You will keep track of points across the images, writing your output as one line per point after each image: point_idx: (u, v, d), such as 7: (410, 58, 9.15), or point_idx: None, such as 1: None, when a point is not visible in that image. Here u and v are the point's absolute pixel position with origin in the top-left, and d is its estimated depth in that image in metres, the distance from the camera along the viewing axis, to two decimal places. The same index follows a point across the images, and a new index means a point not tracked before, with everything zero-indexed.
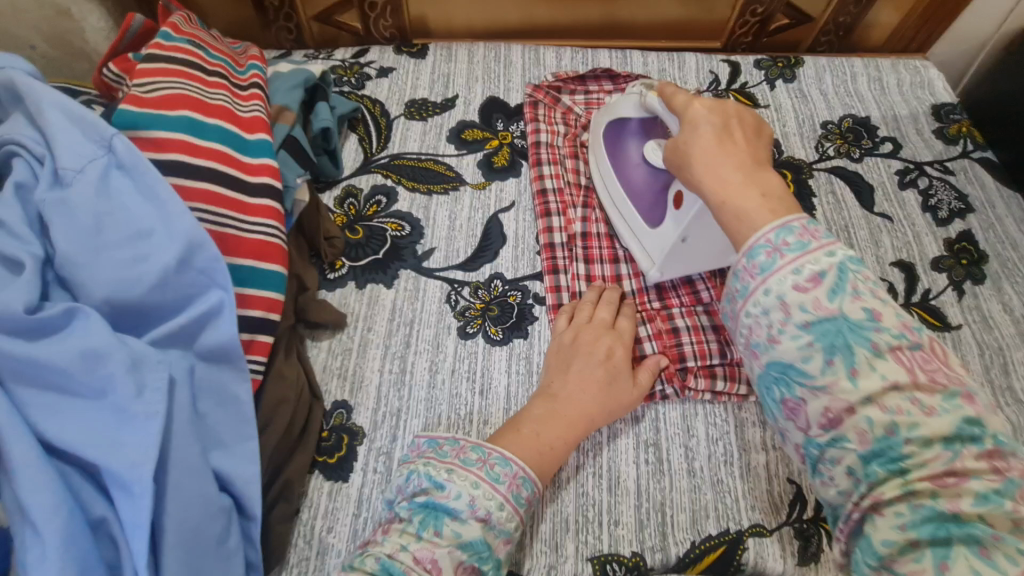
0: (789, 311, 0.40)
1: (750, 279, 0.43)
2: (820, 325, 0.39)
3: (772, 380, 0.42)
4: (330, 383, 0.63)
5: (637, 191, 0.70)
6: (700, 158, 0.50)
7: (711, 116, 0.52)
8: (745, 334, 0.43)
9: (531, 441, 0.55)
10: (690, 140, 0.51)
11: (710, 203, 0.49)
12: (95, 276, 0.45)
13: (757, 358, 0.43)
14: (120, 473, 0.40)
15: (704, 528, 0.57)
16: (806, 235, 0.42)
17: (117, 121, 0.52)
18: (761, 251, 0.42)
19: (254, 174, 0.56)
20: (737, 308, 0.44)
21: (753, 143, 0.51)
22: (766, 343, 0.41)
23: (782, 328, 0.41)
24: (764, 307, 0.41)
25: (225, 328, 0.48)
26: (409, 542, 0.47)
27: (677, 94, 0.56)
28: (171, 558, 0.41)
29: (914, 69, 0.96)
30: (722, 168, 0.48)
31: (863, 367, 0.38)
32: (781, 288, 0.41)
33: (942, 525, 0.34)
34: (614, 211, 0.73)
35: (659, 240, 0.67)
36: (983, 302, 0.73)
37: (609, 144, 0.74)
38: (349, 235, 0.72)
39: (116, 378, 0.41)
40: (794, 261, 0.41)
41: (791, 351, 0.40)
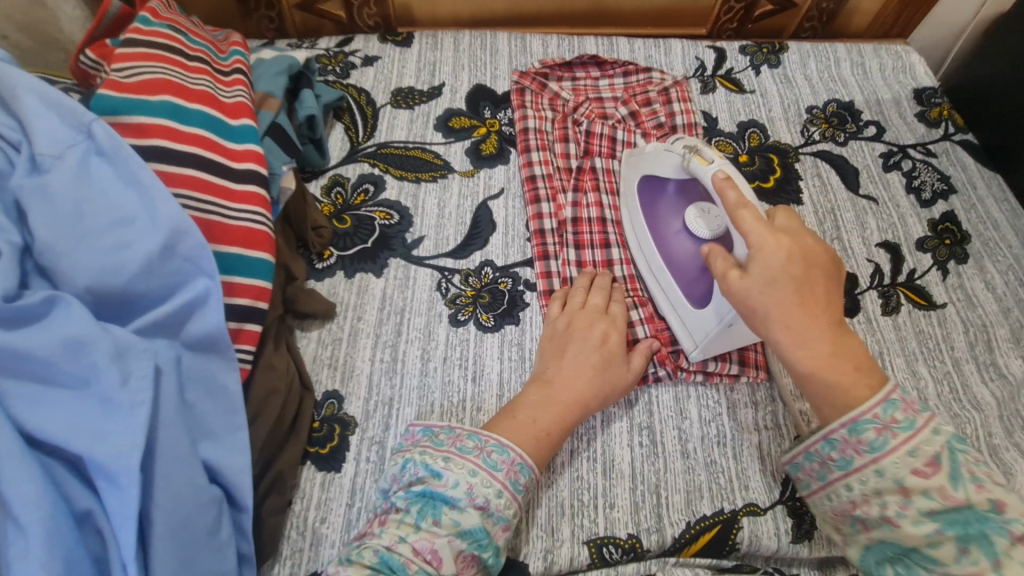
0: (909, 496, 0.44)
1: (856, 455, 0.47)
2: (945, 515, 0.43)
3: (885, 557, 0.46)
4: (320, 373, 0.62)
5: (678, 263, 0.64)
6: (779, 317, 0.50)
7: (791, 263, 0.50)
8: (846, 506, 0.48)
9: (526, 427, 0.55)
10: (766, 290, 0.50)
11: (797, 368, 0.50)
12: (76, 264, 0.43)
13: (867, 531, 0.47)
14: (106, 464, 0.39)
15: (699, 509, 0.57)
16: (908, 408, 0.47)
17: (95, 107, 0.50)
18: (870, 429, 0.46)
19: (240, 160, 0.55)
20: (836, 478, 0.48)
21: (829, 292, 0.51)
22: (880, 521, 0.45)
23: (901, 511, 0.44)
24: (876, 488, 0.46)
25: (212, 316, 0.48)
26: (408, 533, 0.47)
27: (743, 210, 0.53)
28: (161, 550, 0.40)
29: (896, 54, 0.96)
30: (806, 336, 0.49)
31: (1002, 555, 0.41)
32: (896, 471, 0.45)
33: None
34: (652, 282, 0.68)
35: (702, 320, 0.61)
36: (967, 281, 0.74)
37: (644, 204, 0.69)
38: (336, 225, 0.71)
39: (100, 367, 0.40)
40: (905, 441, 0.45)
41: (915, 536, 0.44)
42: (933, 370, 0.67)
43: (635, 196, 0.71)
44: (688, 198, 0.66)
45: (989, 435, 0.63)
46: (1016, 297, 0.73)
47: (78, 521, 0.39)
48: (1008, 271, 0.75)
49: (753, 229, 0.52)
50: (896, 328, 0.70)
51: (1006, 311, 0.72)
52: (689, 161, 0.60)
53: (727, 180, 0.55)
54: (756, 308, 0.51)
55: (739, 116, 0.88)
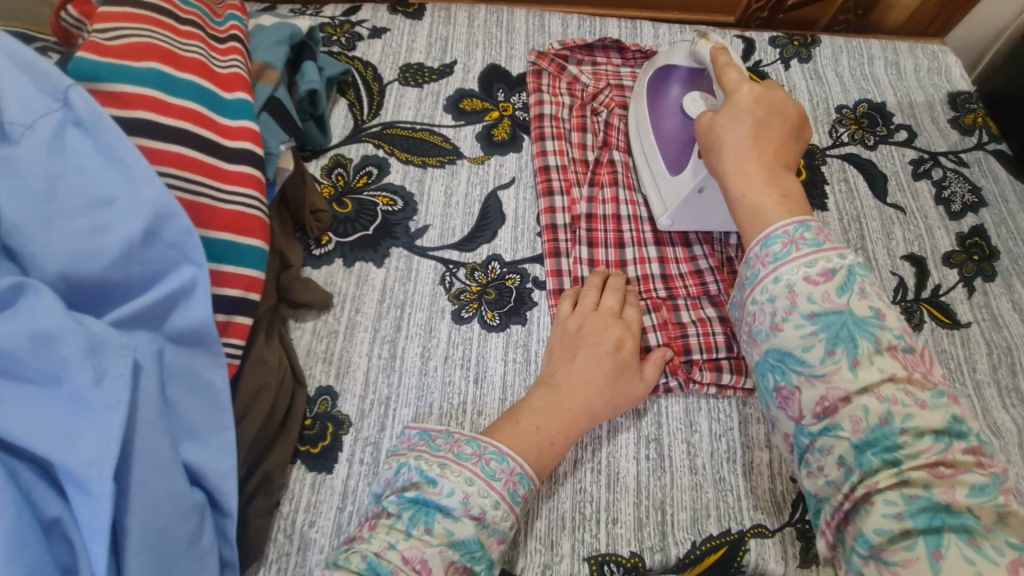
0: (796, 301, 0.44)
1: (761, 267, 0.47)
2: (824, 317, 0.43)
3: (768, 368, 0.45)
4: (314, 367, 0.59)
5: (668, 141, 0.67)
6: (732, 145, 0.53)
7: (757, 106, 0.54)
8: (749, 321, 0.48)
9: (529, 435, 0.52)
10: (729, 124, 0.54)
11: (729, 191, 0.52)
12: (48, 247, 0.39)
13: (758, 345, 0.47)
14: (76, 471, 0.35)
15: (705, 528, 0.55)
16: (821, 235, 0.46)
17: (74, 71, 0.46)
18: (778, 242, 0.46)
19: (233, 138, 0.51)
20: (745, 295, 0.48)
21: (786, 142, 0.53)
22: (769, 331, 0.46)
23: (787, 317, 0.45)
24: (771, 295, 0.46)
25: (197, 309, 0.44)
26: (398, 540, 0.44)
27: (728, 70, 0.58)
28: (136, 562, 0.37)
29: (932, 54, 0.92)
30: (745, 163, 0.52)
31: (862, 358, 0.41)
32: (791, 278, 0.45)
33: (936, 514, 0.37)
34: (645, 167, 0.71)
35: (676, 188, 0.65)
36: (993, 299, 0.71)
37: (651, 93, 0.71)
38: (337, 209, 0.67)
39: (71, 364, 0.37)
40: (807, 255, 0.45)
41: (792, 337, 0.44)
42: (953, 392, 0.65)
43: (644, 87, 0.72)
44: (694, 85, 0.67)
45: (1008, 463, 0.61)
46: None
47: (44, 530, 0.36)
48: None
49: (733, 82, 0.57)
50: None
51: None
52: (698, 43, 0.64)
53: (721, 51, 0.60)
54: (715, 139, 0.55)
55: None
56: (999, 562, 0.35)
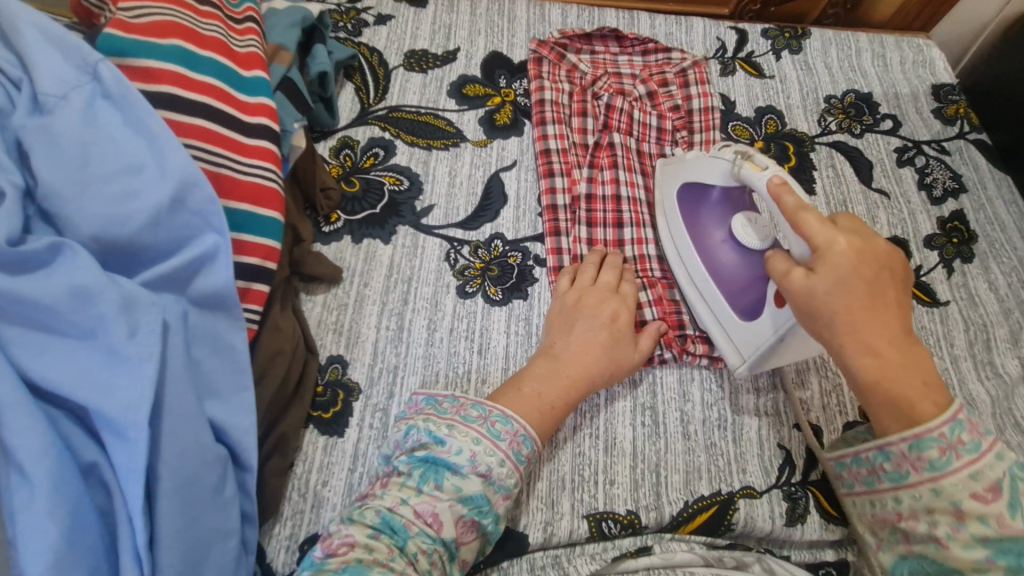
0: (963, 519, 0.43)
1: (912, 471, 0.45)
2: (997, 543, 0.42)
3: (922, 569, 0.45)
4: (324, 337, 0.61)
5: (724, 273, 0.62)
6: (845, 321, 0.47)
7: (861, 265, 0.48)
8: (892, 516, 0.47)
9: (532, 400, 0.54)
10: (833, 292, 0.47)
11: (858, 379, 0.47)
12: (82, 211, 0.42)
13: (907, 543, 0.47)
14: (113, 416, 0.38)
15: (697, 489, 0.58)
16: (973, 431, 0.44)
17: (102, 47, 0.48)
18: (933, 447, 0.44)
19: (252, 114, 0.53)
20: (882, 488, 0.48)
21: (897, 299, 0.49)
22: (926, 538, 0.45)
23: (952, 533, 0.43)
24: (929, 505, 0.45)
25: (220, 273, 0.46)
26: (410, 495, 0.47)
27: (803, 213, 0.51)
28: (167, 505, 0.40)
29: (917, 47, 0.95)
30: (868, 338, 0.47)
31: None
32: (955, 492, 0.43)
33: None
34: (694, 294, 0.65)
35: (753, 334, 0.59)
36: (970, 280, 0.75)
37: (685, 213, 0.67)
38: (345, 188, 0.70)
39: (107, 318, 0.39)
40: (967, 465, 0.43)
41: (963, 559, 0.43)
42: None
43: (674, 206, 0.68)
44: (731, 207, 0.64)
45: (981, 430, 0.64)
46: (1017, 298, 0.74)
47: (82, 473, 0.38)
48: (1012, 273, 0.76)
49: (820, 229, 0.49)
50: None
51: (1006, 311, 0.73)
52: (742, 167, 0.58)
53: (785, 184, 0.54)
54: (821, 309, 0.48)
55: (757, 101, 0.87)
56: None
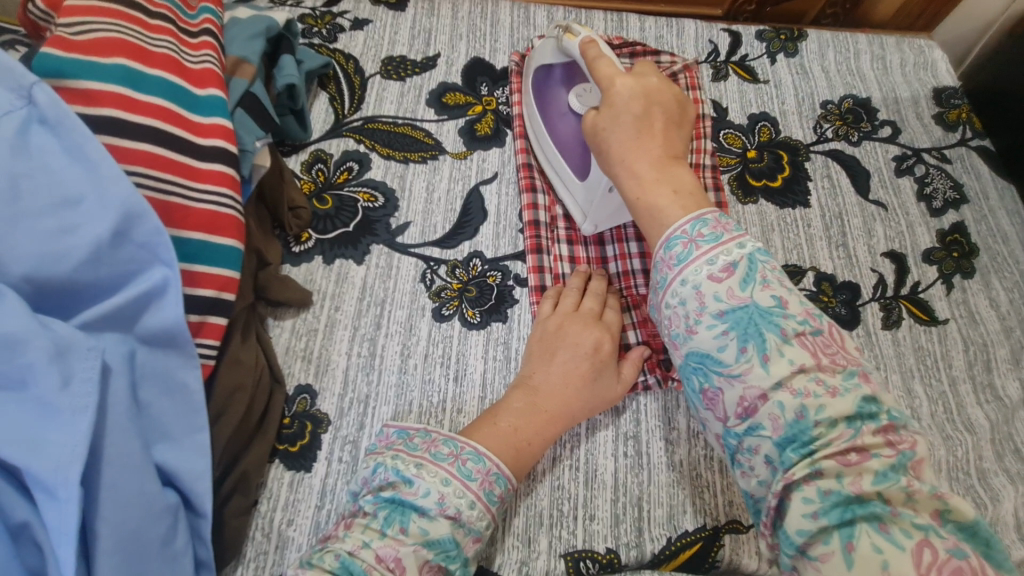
0: (704, 300, 0.43)
1: (668, 271, 0.46)
2: (731, 314, 0.42)
3: (689, 372, 0.44)
4: (293, 365, 0.59)
5: (565, 143, 0.68)
6: (618, 150, 0.53)
7: (635, 99, 0.54)
8: (665, 324, 0.46)
9: (507, 436, 0.52)
10: (612, 128, 0.54)
11: (627, 194, 0.53)
12: (12, 248, 0.39)
13: (678, 348, 0.45)
14: (42, 475, 0.35)
15: (681, 524, 0.55)
16: (718, 228, 0.46)
17: (39, 68, 0.45)
18: (678, 243, 0.46)
19: (206, 136, 0.50)
20: (659, 300, 0.47)
21: (670, 131, 0.54)
22: (684, 333, 0.44)
23: (698, 318, 0.43)
24: (681, 298, 0.44)
25: (169, 310, 0.43)
26: (373, 538, 0.45)
27: (600, 64, 0.58)
28: (106, 565, 0.37)
29: (919, 49, 0.91)
30: (634, 161, 0.52)
31: (771, 351, 0.40)
32: (696, 277, 0.44)
33: (847, 507, 0.36)
34: (548, 167, 0.71)
35: (588, 192, 0.65)
36: (970, 296, 0.72)
37: (536, 95, 0.73)
38: (316, 206, 0.67)
39: (37, 368, 0.36)
40: (707, 252, 0.45)
41: (707, 340, 0.43)
42: (929, 388, 0.66)
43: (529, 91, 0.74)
44: (573, 81, 0.69)
45: (979, 458, 0.62)
46: (1019, 316, 0.71)
47: (12, 535, 0.36)
48: (1014, 288, 0.73)
49: (608, 73, 0.56)
50: (895, 343, 0.68)
51: (1007, 330, 0.70)
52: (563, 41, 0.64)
53: (591, 44, 0.60)
54: (602, 143, 0.55)
55: (751, 108, 0.83)
56: (904, 545, 0.35)
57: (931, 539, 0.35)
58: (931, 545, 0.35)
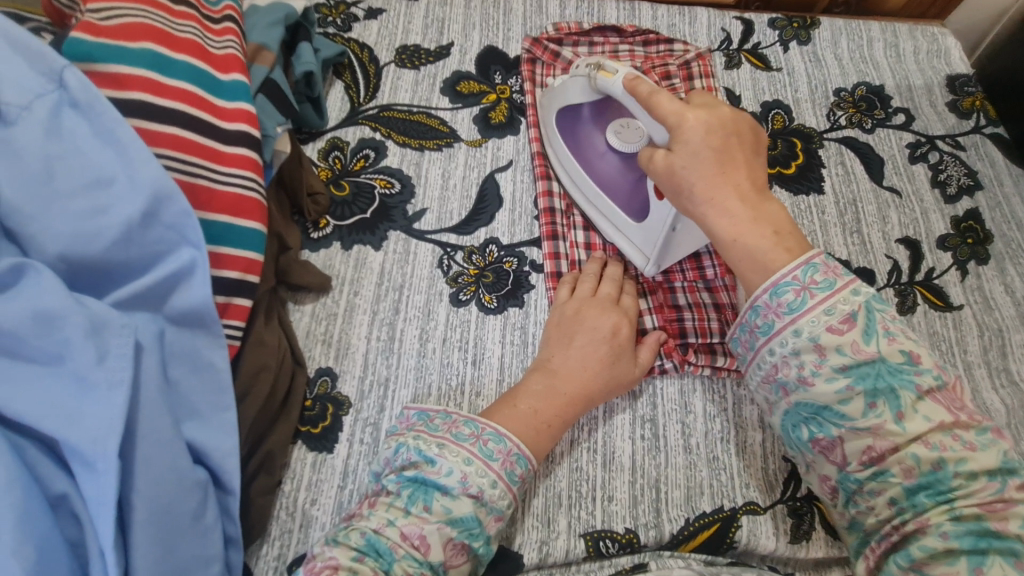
0: (824, 354, 0.44)
1: (777, 319, 0.46)
2: (857, 369, 0.43)
3: (801, 419, 0.45)
4: (313, 349, 0.59)
5: (612, 184, 0.65)
6: (702, 189, 0.51)
7: (711, 133, 0.51)
8: (769, 371, 0.47)
9: (527, 418, 0.52)
10: (690, 167, 0.51)
11: (720, 237, 0.51)
12: (47, 228, 0.40)
13: (787, 396, 0.46)
14: (81, 447, 0.36)
15: (698, 505, 0.56)
16: (829, 272, 0.46)
17: (68, 52, 0.45)
18: (790, 291, 0.45)
19: (230, 120, 0.51)
20: (761, 346, 0.47)
21: (752, 161, 0.52)
22: (797, 383, 0.45)
23: (816, 370, 0.44)
24: (793, 347, 0.45)
25: (197, 290, 0.44)
26: (397, 516, 0.45)
27: (657, 98, 0.53)
28: (142, 536, 0.38)
29: (932, 36, 0.91)
30: (722, 203, 0.50)
31: (906, 409, 0.41)
32: (813, 329, 0.44)
33: (982, 537, 0.38)
34: (593, 210, 0.68)
35: (649, 235, 0.62)
36: (985, 283, 0.72)
37: (565, 137, 0.69)
38: (334, 192, 0.67)
39: (74, 343, 0.37)
40: (823, 301, 0.44)
41: (827, 392, 0.43)
42: None
43: (554, 132, 0.70)
44: (604, 117, 0.66)
45: None
46: None
47: (52, 505, 0.37)
48: None
49: (672, 109, 0.52)
50: (910, 328, 0.68)
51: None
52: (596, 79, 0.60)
53: (637, 79, 0.55)
54: (681, 183, 0.52)
55: (764, 95, 0.84)
56: None
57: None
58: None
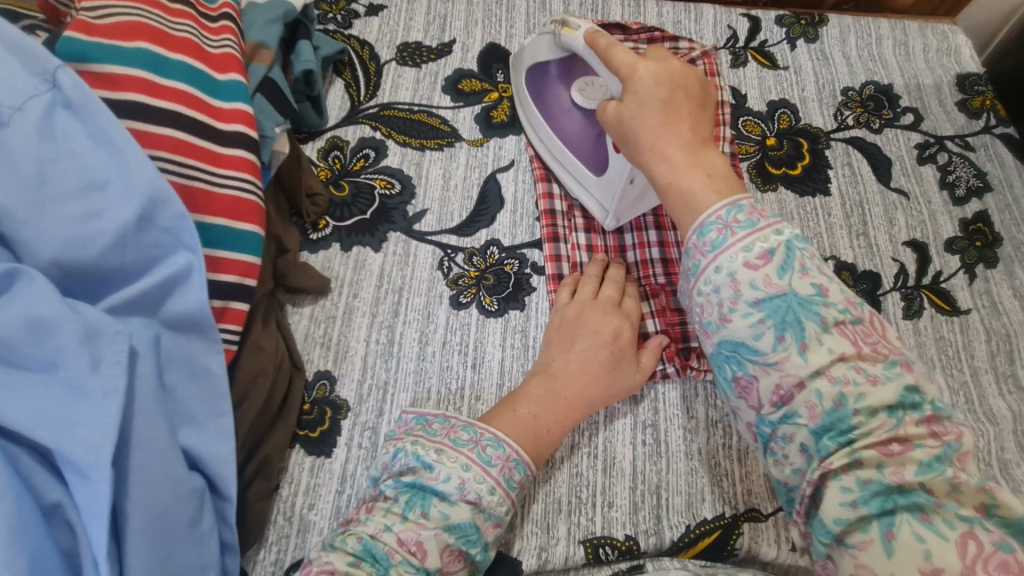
0: (740, 289, 0.42)
1: (701, 258, 0.44)
2: (769, 302, 0.41)
3: (721, 358, 0.43)
4: (312, 352, 0.59)
5: (574, 139, 0.67)
6: (645, 137, 0.51)
7: (659, 84, 0.51)
8: (696, 313, 0.45)
9: (526, 423, 0.52)
10: (637, 116, 0.51)
11: (658, 182, 0.50)
12: (39, 232, 0.39)
13: (709, 337, 0.44)
14: (74, 457, 0.36)
15: (700, 512, 0.55)
16: (754, 214, 0.44)
17: (62, 52, 0.44)
18: (712, 230, 0.44)
19: (227, 121, 0.50)
20: (689, 287, 0.45)
21: (699, 113, 0.52)
22: (718, 321, 0.43)
23: (733, 306, 0.42)
24: (714, 285, 0.43)
25: (193, 295, 0.44)
26: (395, 522, 0.45)
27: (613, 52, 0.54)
28: (137, 545, 0.38)
29: (942, 34, 0.89)
30: (664, 149, 0.50)
31: (810, 340, 0.40)
32: (731, 265, 0.42)
33: (888, 496, 0.36)
34: (556, 165, 0.70)
35: (608, 187, 0.64)
36: (993, 286, 0.71)
37: (534, 95, 0.70)
38: (334, 192, 0.67)
39: (68, 351, 0.37)
40: (743, 239, 0.43)
41: (741, 328, 0.41)
42: (950, 378, 0.65)
43: (524, 90, 0.71)
44: (571, 75, 0.68)
45: (1001, 448, 0.61)
46: None
47: (45, 514, 0.36)
48: None
49: (624, 62, 0.53)
50: (916, 333, 0.67)
51: None
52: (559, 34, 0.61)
53: (596, 33, 0.56)
54: (629, 133, 0.52)
55: (770, 95, 0.82)
56: (949, 537, 0.34)
57: (975, 532, 0.34)
58: (975, 537, 0.34)
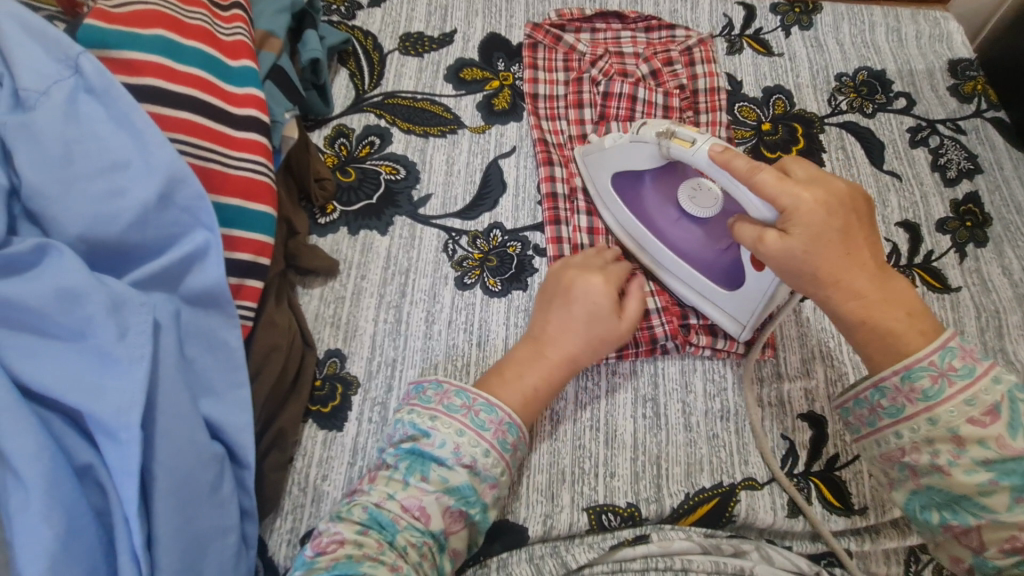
0: (964, 445, 0.43)
1: (908, 404, 0.45)
2: (1001, 465, 0.42)
3: (932, 502, 0.44)
4: (322, 331, 0.61)
5: (691, 251, 0.61)
6: (828, 274, 0.47)
7: (832, 215, 0.47)
8: (887, 451, 0.47)
9: (515, 384, 0.54)
10: (812, 251, 0.47)
11: (847, 320, 0.48)
12: (66, 210, 0.41)
13: (914, 479, 0.45)
14: (104, 419, 0.38)
15: (698, 481, 0.57)
16: (966, 357, 0.44)
17: (83, 39, 0.47)
18: (925, 377, 0.44)
19: (240, 105, 0.52)
20: (883, 426, 0.46)
21: (870, 234, 0.49)
22: (930, 468, 0.44)
23: (954, 460, 0.43)
24: (928, 436, 0.44)
25: (211, 270, 0.46)
26: (397, 490, 0.47)
27: (761, 176, 0.48)
28: (164, 506, 0.40)
29: (934, 21, 0.91)
30: (853, 287, 0.47)
31: None
32: (950, 419, 0.43)
33: None
34: (669, 276, 0.64)
35: (745, 302, 0.58)
36: (984, 265, 0.73)
37: (627, 202, 0.65)
38: (340, 178, 0.69)
39: (96, 320, 0.39)
40: (961, 390, 0.43)
41: (967, 484, 0.42)
42: None
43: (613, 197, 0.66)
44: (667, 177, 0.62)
45: None
46: None
47: (78, 474, 0.38)
48: None
49: (782, 190, 0.47)
50: None
51: (1020, 297, 0.71)
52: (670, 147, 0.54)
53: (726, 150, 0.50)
54: (805, 269, 0.48)
55: (765, 81, 0.84)
56: None
57: None
58: None
